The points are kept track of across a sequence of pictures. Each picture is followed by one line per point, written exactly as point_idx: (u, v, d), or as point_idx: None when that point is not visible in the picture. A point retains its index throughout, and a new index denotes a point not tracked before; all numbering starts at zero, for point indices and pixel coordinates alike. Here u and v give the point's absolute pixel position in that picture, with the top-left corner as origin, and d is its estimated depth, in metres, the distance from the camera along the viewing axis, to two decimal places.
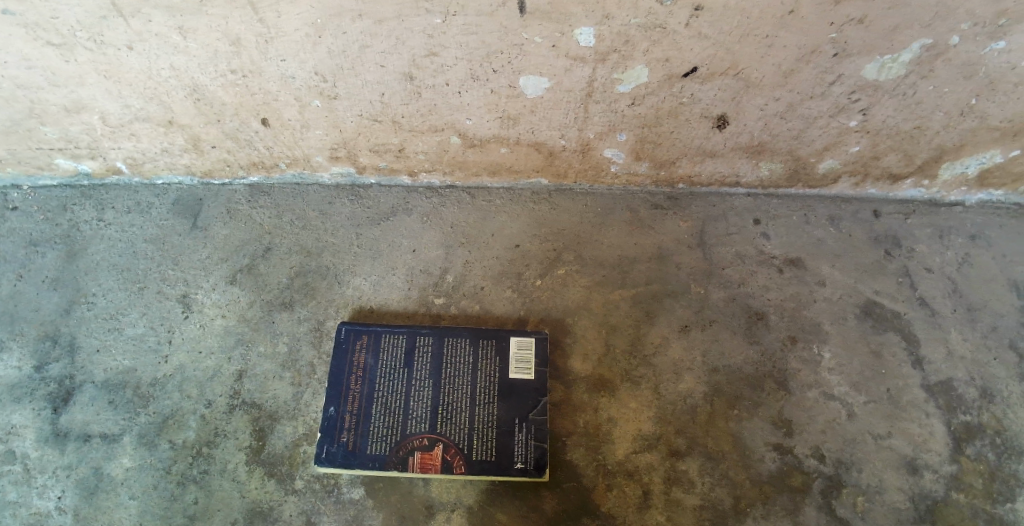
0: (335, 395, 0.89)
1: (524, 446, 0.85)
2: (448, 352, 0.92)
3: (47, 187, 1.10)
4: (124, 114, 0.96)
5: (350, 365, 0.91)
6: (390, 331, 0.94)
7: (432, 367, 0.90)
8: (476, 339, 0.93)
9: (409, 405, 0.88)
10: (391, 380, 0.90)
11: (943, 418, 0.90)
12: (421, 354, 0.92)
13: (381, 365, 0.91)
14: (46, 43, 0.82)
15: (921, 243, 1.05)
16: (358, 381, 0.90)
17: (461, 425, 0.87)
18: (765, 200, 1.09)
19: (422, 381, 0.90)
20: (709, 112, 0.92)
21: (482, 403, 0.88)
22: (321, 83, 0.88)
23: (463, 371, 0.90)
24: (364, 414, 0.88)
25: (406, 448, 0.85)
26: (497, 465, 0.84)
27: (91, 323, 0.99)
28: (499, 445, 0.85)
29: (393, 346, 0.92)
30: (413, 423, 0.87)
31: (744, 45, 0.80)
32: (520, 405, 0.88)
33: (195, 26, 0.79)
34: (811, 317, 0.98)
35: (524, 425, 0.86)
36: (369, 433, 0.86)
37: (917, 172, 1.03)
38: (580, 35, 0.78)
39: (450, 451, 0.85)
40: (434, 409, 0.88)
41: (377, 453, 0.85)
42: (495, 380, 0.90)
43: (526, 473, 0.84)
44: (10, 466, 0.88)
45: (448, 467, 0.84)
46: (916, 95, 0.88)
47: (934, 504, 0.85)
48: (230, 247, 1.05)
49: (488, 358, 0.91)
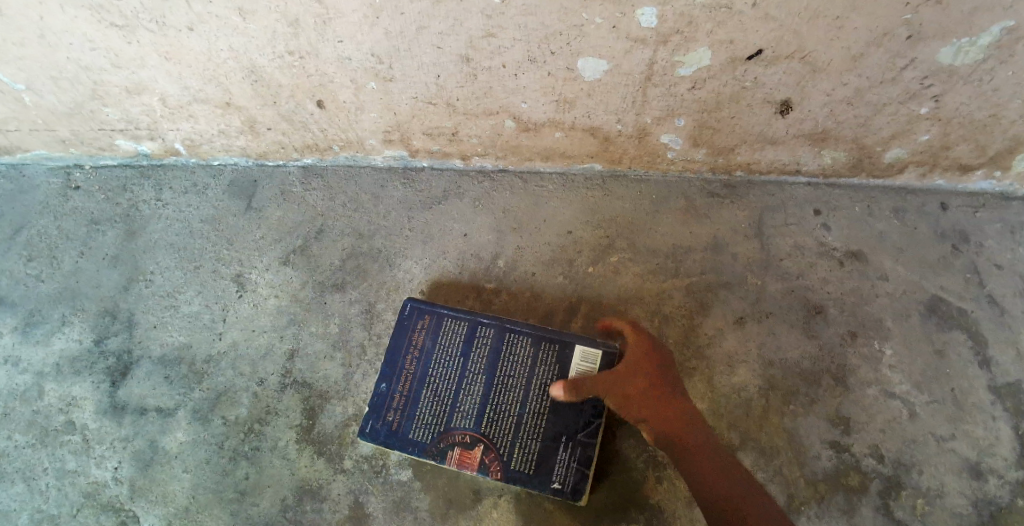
0: (389, 372, 0.89)
1: (566, 468, 0.81)
2: (506, 349, 0.88)
3: (107, 166, 1.14)
4: (183, 95, 0.98)
5: (408, 341, 0.90)
6: (453, 316, 0.91)
7: (489, 361, 0.88)
8: (538, 341, 0.88)
9: (458, 396, 0.87)
10: (445, 367, 0.89)
11: (1010, 422, 0.86)
12: (480, 345, 0.89)
13: (438, 347, 0.90)
14: (110, 25, 0.84)
15: (991, 239, 1.00)
16: (414, 358, 0.89)
17: (505, 429, 0.84)
18: (826, 190, 1.05)
19: (476, 374, 0.88)
20: (772, 98, 0.89)
21: (532, 410, 0.84)
22: (377, 64, 0.88)
23: (518, 373, 0.87)
24: (414, 395, 0.87)
25: (447, 440, 0.85)
26: (534, 480, 0.81)
27: (149, 300, 1.01)
28: (541, 458, 0.82)
29: (453, 330, 0.90)
30: (459, 417, 0.86)
31: (812, 28, 0.77)
32: (569, 423, 0.83)
33: (254, 9, 0.80)
34: (872, 313, 0.94)
35: (568, 444, 0.82)
36: (415, 416, 0.86)
37: (989, 163, 0.98)
38: (642, 16, 0.76)
39: (489, 452, 0.83)
40: (482, 406, 0.86)
41: (418, 440, 0.85)
42: (549, 389, 0.85)
43: (561, 494, 0.81)
44: (70, 436, 0.91)
45: (484, 469, 0.83)
46: (993, 82, 0.83)
47: (998, 511, 0.81)
48: (284, 228, 1.06)
49: (547, 364, 0.87)
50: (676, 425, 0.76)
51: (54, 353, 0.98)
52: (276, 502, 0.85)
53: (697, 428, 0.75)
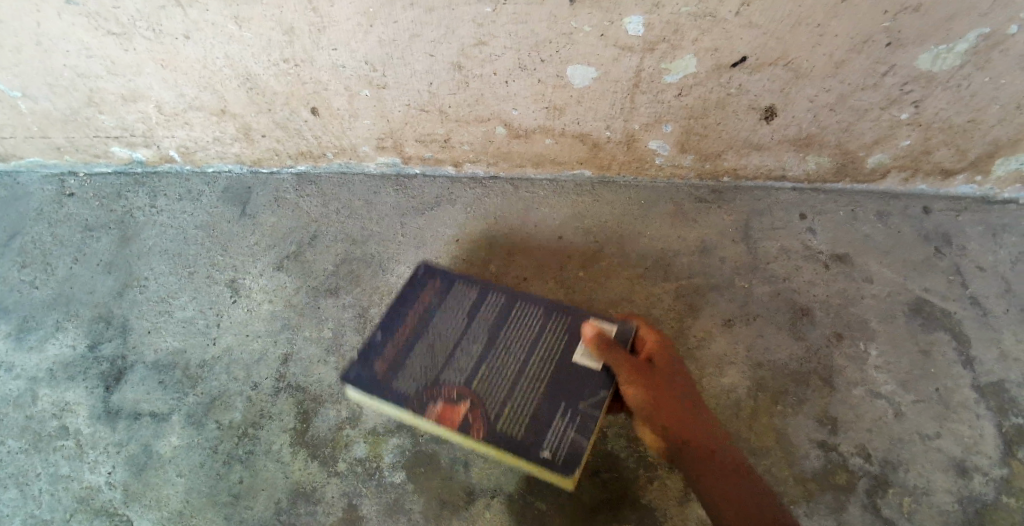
0: (388, 325, 0.83)
1: (559, 437, 0.71)
2: (515, 317, 0.83)
3: (102, 174, 1.17)
4: (179, 102, 1.01)
5: (416, 297, 0.86)
6: (466, 281, 0.87)
7: (495, 323, 0.82)
8: (551, 312, 0.83)
9: (456, 353, 0.79)
10: (448, 326, 0.83)
11: (995, 420, 0.87)
12: (488, 308, 0.84)
13: (444, 305, 0.85)
14: (107, 33, 0.87)
15: (973, 241, 1.03)
16: (417, 313, 0.84)
17: (500, 389, 0.76)
18: (811, 195, 1.08)
19: (479, 335, 0.81)
20: (757, 104, 0.91)
21: (532, 373, 0.77)
22: (370, 72, 0.90)
23: (523, 339, 0.81)
24: (408, 345, 0.80)
25: (433, 394, 0.76)
26: (521, 445, 0.70)
27: (143, 306, 1.02)
28: (532, 423, 0.72)
29: (463, 292, 0.86)
30: (451, 372, 0.78)
31: (795, 35, 0.79)
32: (573, 389, 0.75)
33: (251, 15, 0.82)
34: (858, 314, 0.96)
35: (568, 411, 0.73)
36: (405, 365, 0.79)
37: (970, 167, 1.01)
38: (629, 24, 0.78)
39: (475, 410, 0.74)
40: (479, 365, 0.78)
41: (403, 389, 0.76)
42: (556, 357, 0.78)
43: (550, 466, 0.69)
44: (63, 441, 0.90)
45: (467, 428, 0.73)
46: (971, 87, 0.85)
47: (985, 508, 0.81)
48: (277, 234, 1.08)
49: (557, 333, 0.81)
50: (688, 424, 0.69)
51: (48, 358, 0.97)
52: (269, 505, 0.84)
53: (705, 425, 0.70)
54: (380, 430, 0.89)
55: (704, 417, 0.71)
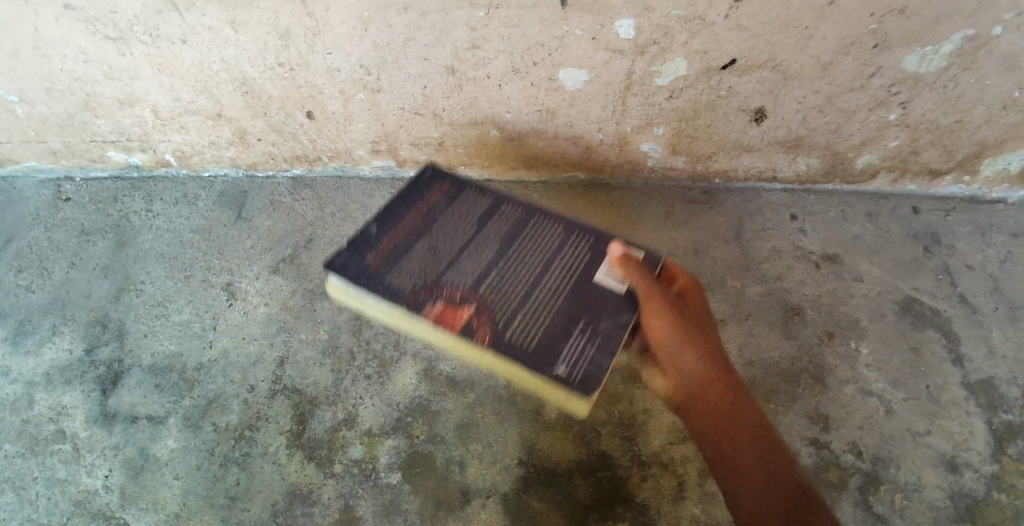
0: (387, 221, 0.76)
1: (578, 356, 0.64)
2: (530, 229, 0.77)
3: (98, 179, 1.18)
4: (175, 106, 1.01)
5: (419, 198, 0.79)
6: (476, 190, 0.81)
7: (506, 234, 0.76)
8: (570, 229, 0.77)
9: (461, 256, 0.72)
10: (454, 230, 0.76)
11: (984, 416, 0.88)
12: (500, 218, 0.78)
13: (450, 209, 0.78)
14: (104, 38, 0.88)
15: (961, 241, 1.04)
16: (420, 211, 0.78)
17: (509, 296, 0.68)
18: (802, 196, 1.09)
19: (489, 242, 0.75)
20: (747, 106, 0.92)
21: (546, 285, 0.70)
22: (365, 76, 0.91)
23: (538, 252, 0.74)
24: (407, 242, 0.73)
25: (432, 292, 0.68)
26: (533, 358, 0.63)
27: (139, 309, 1.02)
28: (547, 337, 0.65)
29: (472, 199, 0.80)
30: (455, 274, 0.70)
31: (783, 38, 0.80)
32: (596, 310, 0.68)
33: (246, 20, 0.83)
34: (848, 313, 0.97)
35: (591, 332, 0.66)
36: (402, 260, 0.71)
37: (957, 168, 1.03)
38: (620, 28, 0.79)
39: (480, 313, 0.66)
40: (486, 271, 0.71)
41: (398, 285, 0.68)
42: (576, 272, 0.72)
43: (565, 384, 0.62)
44: (60, 445, 0.90)
45: (469, 331, 0.64)
46: (957, 88, 0.87)
47: (974, 503, 0.82)
48: (273, 238, 1.09)
49: (576, 251, 0.74)
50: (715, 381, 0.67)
51: (44, 363, 0.98)
52: (266, 507, 0.84)
53: (728, 394, 0.66)
54: (375, 431, 0.90)
55: (727, 382, 0.67)
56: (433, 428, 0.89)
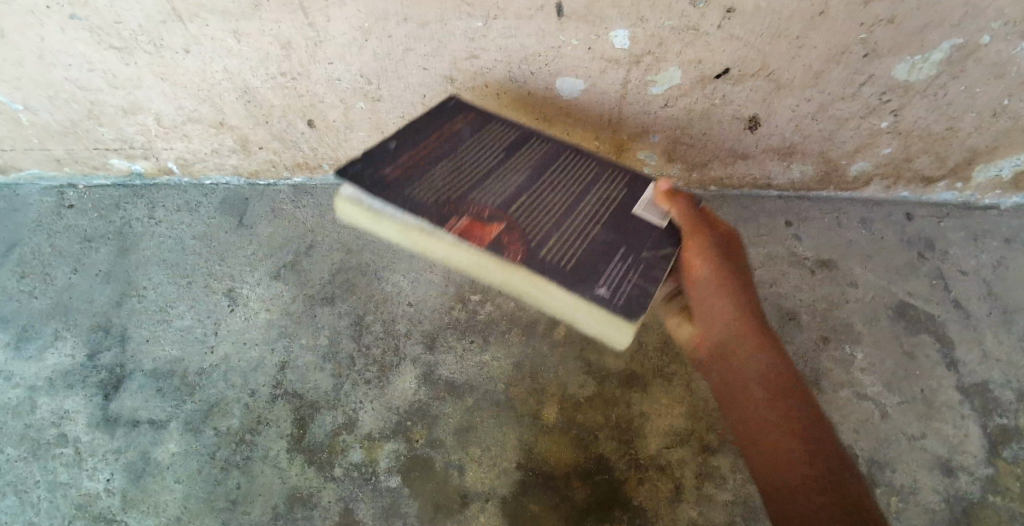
0: (414, 146, 0.76)
1: (620, 279, 0.64)
2: (557, 161, 0.78)
3: (101, 186, 1.19)
4: (178, 115, 1.03)
5: (444, 128, 0.80)
6: (502, 124, 0.83)
7: (533, 164, 0.77)
8: (600, 164, 0.78)
9: (489, 180, 0.73)
10: (480, 157, 0.77)
11: (979, 420, 0.89)
12: (527, 149, 0.79)
13: (473, 138, 0.79)
14: (109, 47, 0.90)
15: (955, 246, 1.06)
16: (443, 139, 0.79)
17: (539, 218, 0.69)
18: (796, 202, 1.11)
19: (516, 170, 0.76)
20: (741, 114, 0.94)
21: (577, 211, 0.71)
22: (365, 85, 0.93)
23: (567, 182, 0.75)
24: (431, 164, 0.74)
25: (460, 210, 0.68)
26: (570, 276, 0.63)
27: (141, 315, 1.03)
28: (583, 259, 0.65)
29: (495, 132, 0.81)
30: (483, 196, 0.71)
31: (775, 47, 0.82)
32: (636, 241, 0.68)
33: (249, 30, 0.85)
34: (843, 318, 0.98)
35: (631, 259, 0.66)
36: (427, 181, 0.72)
37: (950, 174, 1.04)
38: (615, 38, 0.81)
39: (511, 233, 0.66)
40: (515, 195, 0.72)
41: (426, 202, 0.69)
42: (610, 203, 0.73)
43: (602, 301, 0.61)
44: (62, 449, 0.91)
45: (501, 249, 0.64)
46: (947, 96, 0.88)
47: (969, 506, 0.83)
48: (275, 244, 1.10)
49: (606, 182, 0.76)
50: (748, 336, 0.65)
51: (46, 367, 0.98)
52: (267, 510, 0.85)
53: (760, 352, 0.65)
54: (375, 435, 0.90)
55: (761, 340, 0.65)
56: (432, 432, 0.90)
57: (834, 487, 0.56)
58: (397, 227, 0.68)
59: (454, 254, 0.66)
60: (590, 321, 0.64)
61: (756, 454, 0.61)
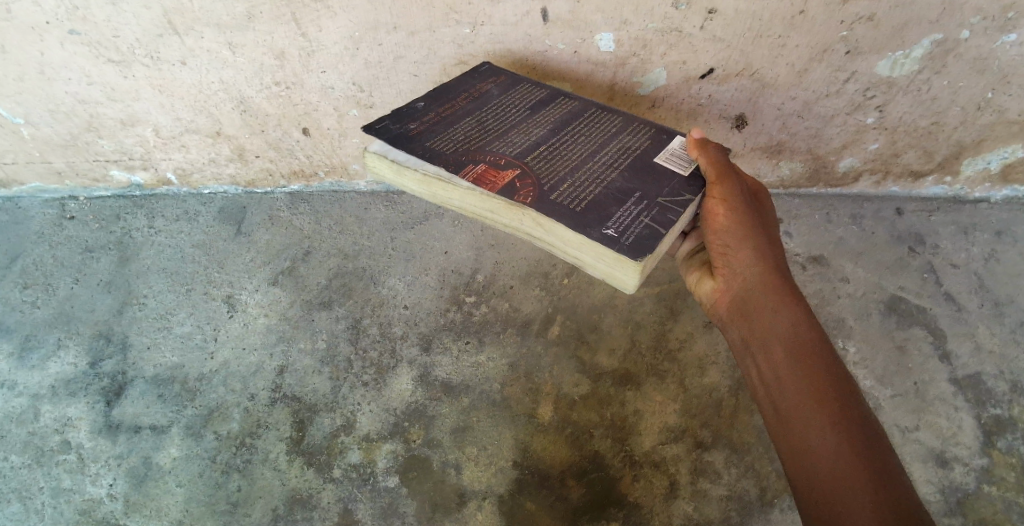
0: (440, 102, 0.78)
1: (631, 221, 0.62)
2: (583, 118, 0.78)
3: (100, 198, 1.21)
4: (175, 126, 1.05)
5: (473, 87, 0.81)
6: (531, 85, 0.83)
7: (557, 120, 0.77)
8: (628, 121, 0.77)
9: (509, 133, 0.73)
10: (504, 113, 0.77)
11: (973, 411, 0.89)
12: (554, 108, 0.79)
13: (500, 99, 0.80)
14: (107, 61, 0.92)
15: (945, 240, 1.07)
16: (470, 99, 0.79)
17: (555, 167, 0.68)
18: (786, 200, 1.13)
19: (540, 124, 0.76)
20: (727, 113, 0.95)
21: (596, 162, 0.70)
22: (358, 92, 0.95)
23: (591, 136, 0.75)
24: (454, 120, 0.75)
25: (476, 159, 0.68)
26: (579, 218, 0.61)
27: (142, 323, 1.05)
28: (595, 204, 0.63)
29: (522, 92, 0.82)
30: (501, 147, 0.71)
31: (757, 47, 0.83)
32: (651, 187, 0.66)
33: (243, 42, 0.87)
34: (835, 313, 0.99)
35: (646, 204, 0.64)
36: (448, 134, 0.72)
37: (938, 169, 1.06)
38: (600, 41, 0.83)
39: (524, 178, 0.65)
40: (534, 146, 0.71)
41: (441, 150, 0.69)
42: (631, 154, 0.71)
43: (612, 242, 0.59)
44: (65, 455, 0.92)
45: (513, 193, 0.63)
46: (931, 91, 0.90)
47: (965, 497, 0.83)
48: (272, 251, 1.12)
49: (630, 136, 0.75)
50: (772, 292, 0.64)
51: (49, 376, 1.00)
52: (267, 512, 0.86)
53: (787, 311, 0.63)
54: (374, 436, 0.91)
55: (787, 296, 0.63)
56: (429, 432, 0.91)
57: (870, 488, 0.51)
58: (416, 177, 0.68)
59: (469, 200, 0.66)
60: (597, 263, 0.61)
61: (783, 442, 0.58)
